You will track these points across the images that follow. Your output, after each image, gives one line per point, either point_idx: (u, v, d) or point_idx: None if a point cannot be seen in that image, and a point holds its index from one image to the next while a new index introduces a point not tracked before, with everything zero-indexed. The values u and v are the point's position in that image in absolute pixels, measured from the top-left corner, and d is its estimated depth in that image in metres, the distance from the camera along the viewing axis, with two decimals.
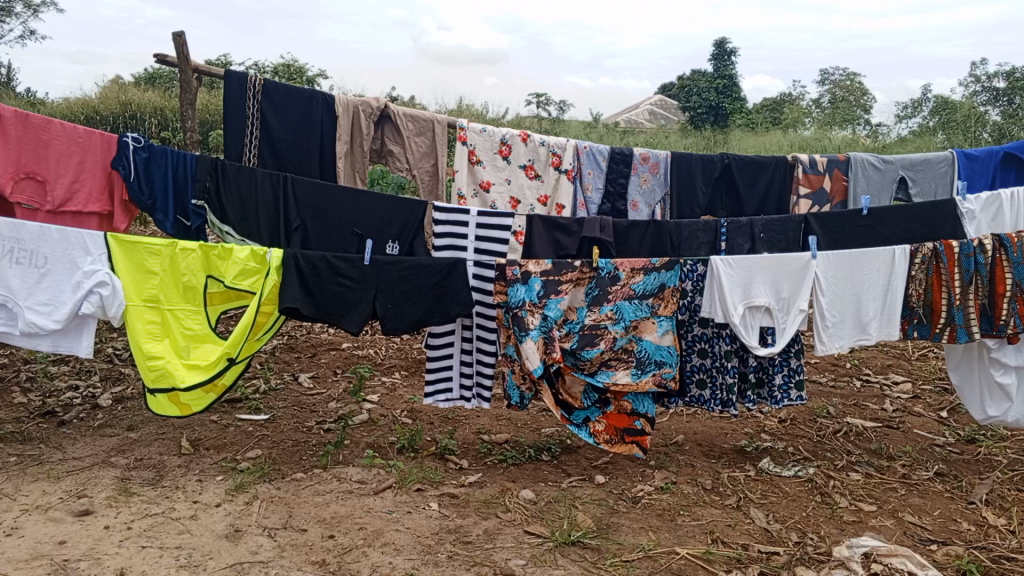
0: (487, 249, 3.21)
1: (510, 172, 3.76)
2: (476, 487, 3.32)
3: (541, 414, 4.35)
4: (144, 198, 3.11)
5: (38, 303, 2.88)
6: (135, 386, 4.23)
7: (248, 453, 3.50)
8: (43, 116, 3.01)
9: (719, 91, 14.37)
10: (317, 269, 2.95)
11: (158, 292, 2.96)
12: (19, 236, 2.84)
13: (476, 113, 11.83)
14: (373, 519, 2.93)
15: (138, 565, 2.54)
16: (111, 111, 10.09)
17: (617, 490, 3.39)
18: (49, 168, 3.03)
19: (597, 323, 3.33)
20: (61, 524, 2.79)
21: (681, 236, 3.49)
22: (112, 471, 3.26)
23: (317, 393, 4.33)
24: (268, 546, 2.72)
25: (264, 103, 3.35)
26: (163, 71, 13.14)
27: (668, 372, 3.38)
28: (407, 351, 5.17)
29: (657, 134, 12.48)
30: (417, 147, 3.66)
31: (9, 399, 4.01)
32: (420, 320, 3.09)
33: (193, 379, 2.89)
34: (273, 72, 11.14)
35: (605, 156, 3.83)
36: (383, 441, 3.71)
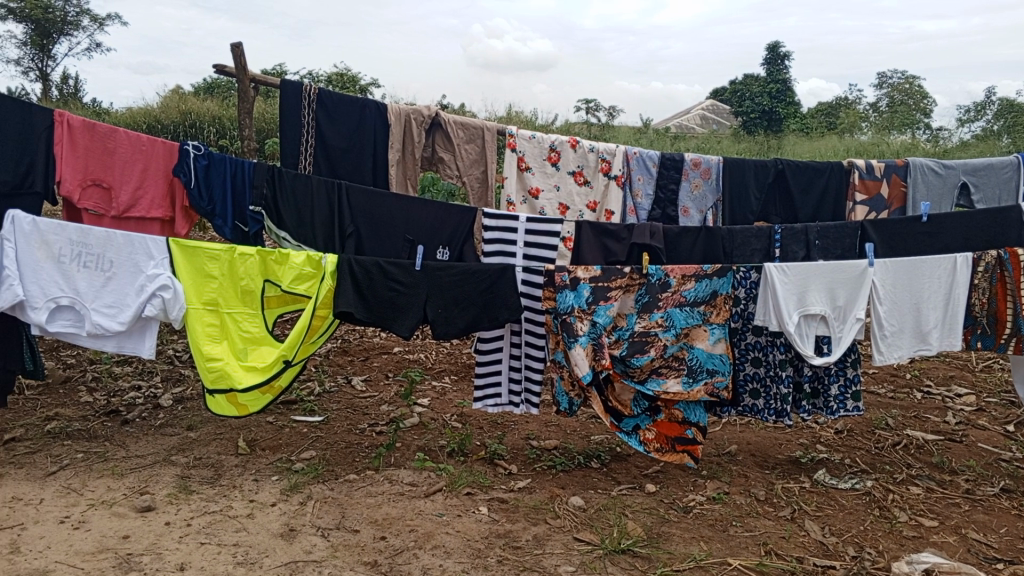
0: (536, 255, 3.21)
1: (559, 178, 3.77)
2: (525, 492, 3.33)
3: (591, 421, 4.33)
4: (204, 204, 3.20)
5: (105, 306, 2.99)
6: (195, 387, 4.35)
7: (303, 454, 3.57)
8: (108, 125, 3.11)
9: (773, 96, 14.15)
10: (370, 274, 2.99)
11: (217, 295, 3.03)
12: (87, 240, 2.96)
13: (526, 120, 11.88)
14: (423, 522, 2.95)
15: (197, 561, 2.60)
16: (173, 121, 10.42)
17: (668, 499, 3.35)
18: (114, 175, 3.14)
19: (647, 330, 3.29)
20: (125, 519, 2.88)
21: (734, 242, 3.44)
22: (173, 469, 3.36)
23: (370, 396, 4.39)
24: (321, 546, 2.77)
25: (318, 111, 3.43)
26: (222, 82, 13.52)
27: (720, 381, 3.35)
28: (457, 357, 5.21)
29: (709, 140, 12.34)
30: (467, 154, 3.69)
31: (76, 398, 4.16)
32: (470, 325, 3.11)
33: (251, 380, 2.96)
34: (327, 81, 11.37)
35: (655, 162, 3.82)
36: (434, 445, 3.74)
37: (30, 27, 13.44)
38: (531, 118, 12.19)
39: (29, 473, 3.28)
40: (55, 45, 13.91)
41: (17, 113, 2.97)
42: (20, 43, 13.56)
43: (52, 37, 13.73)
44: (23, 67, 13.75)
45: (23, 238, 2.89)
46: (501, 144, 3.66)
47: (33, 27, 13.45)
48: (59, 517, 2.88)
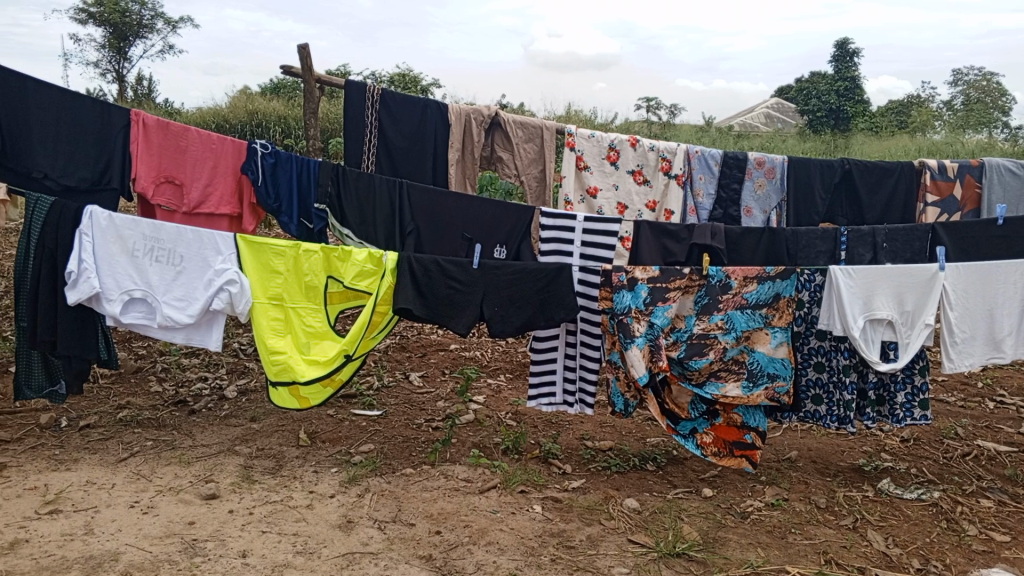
0: (593, 254, 3.19)
1: (618, 177, 3.75)
2: (579, 492, 3.32)
3: (647, 422, 4.29)
4: (271, 202, 3.29)
5: (175, 299, 3.10)
6: (258, 379, 4.46)
7: (361, 447, 3.63)
8: (181, 124, 3.21)
9: (840, 94, 13.78)
10: (429, 272, 3.03)
11: (282, 290, 3.11)
12: (159, 236, 3.08)
13: (585, 119, 11.85)
14: (478, 518, 2.97)
15: (258, 549, 2.68)
16: (240, 119, 10.73)
17: (725, 504, 3.30)
18: (186, 173, 3.25)
19: (707, 332, 3.26)
20: (191, 506, 2.98)
21: (799, 244, 3.35)
22: (236, 459, 3.46)
23: (427, 392, 4.44)
24: (378, 538, 2.81)
25: (381, 111, 3.49)
26: (287, 82, 13.85)
27: (782, 386, 3.28)
28: (512, 355, 5.22)
29: (773, 139, 12.09)
30: (526, 154, 3.69)
31: (146, 388, 4.32)
32: (526, 324, 3.11)
33: (313, 373, 3.03)
34: (389, 82, 11.53)
35: (717, 161, 3.75)
36: (489, 442, 3.76)
37: (108, 31, 13.99)
38: (591, 117, 12.15)
39: (102, 458, 3.42)
40: (131, 47, 14.43)
41: (96, 114, 3.09)
42: (98, 46, 14.11)
43: (128, 39, 14.26)
44: (102, 69, 14.31)
45: (100, 233, 3.03)
46: (560, 143, 3.65)
47: (111, 30, 13.99)
48: (129, 501, 3.00)
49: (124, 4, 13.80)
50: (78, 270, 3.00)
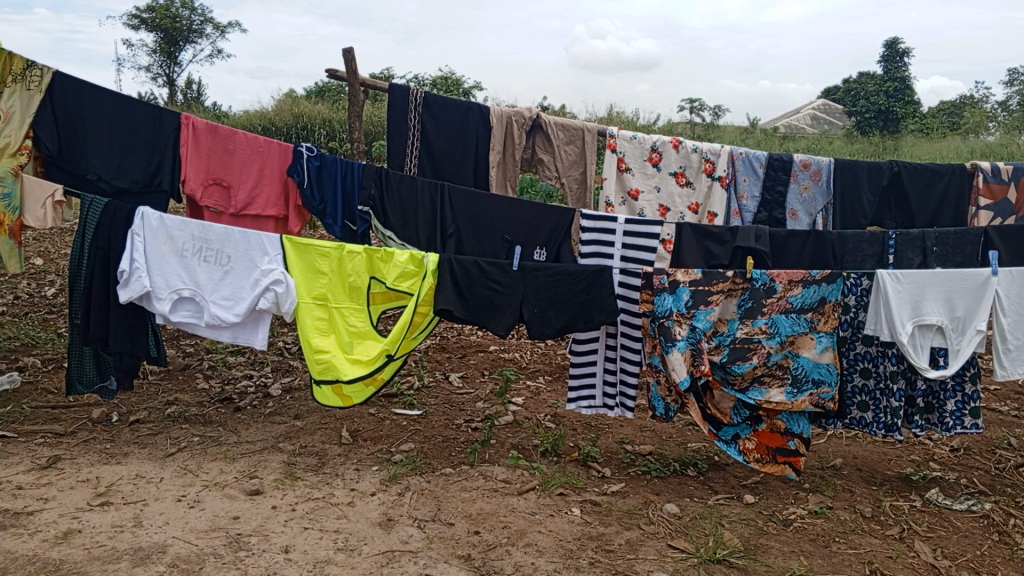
0: (634, 257, 3.17)
1: (660, 179, 3.72)
2: (619, 496, 3.31)
3: (688, 427, 4.25)
4: (316, 204, 3.35)
5: (222, 298, 3.17)
6: (302, 377, 4.53)
7: (402, 446, 3.67)
8: (229, 128, 3.27)
9: (889, 95, 13.48)
10: (470, 273, 3.05)
11: (326, 290, 3.16)
12: (207, 236, 3.15)
13: (628, 120, 11.79)
14: (516, 519, 2.98)
15: (300, 545, 2.72)
16: (286, 123, 10.90)
17: (768, 511, 3.26)
18: (233, 175, 3.32)
19: (750, 337, 3.22)
20: (236, 501, 3.04)
21: (845, 247, 3.30)
22: (280, 456, 3.52)
23: (466, 393, 4.46)
24: (417, 537, 2.84)
25: (424, 115, 3.53)
26: (332, 86, 14.05)
27: (827, 392, 3.23)
28: (552, 357, 5.21)
29: (819, 141, 11.89)
30: (567, 156, 3.69)
31: (194, 385, 4.42)
32: (565, 326, 3.11)
33: (355, 372, 3.05)
34: (431, 85, 11.62)
35: (763, 163, 3.70)
36: (527, 443, 3.77)
37: (159, 36, 14.35)
38: (633, 118, 12.07)
39: (150, 453, 3.51)
40: (181, 52, 14.77)
41: (148, 116, 3.18)
42: (150, 51, 14.47)
43: (179, 44, 14.60)
44: (153, 74, 14.67)
45: (151, 234, 3.13)
46: (601, 144, 3.65)
47: (162, 36, 14.34)
48: (176, 495, 3.07)
49: (175, 10, 14.14)
50: (130, 269, 3.10)
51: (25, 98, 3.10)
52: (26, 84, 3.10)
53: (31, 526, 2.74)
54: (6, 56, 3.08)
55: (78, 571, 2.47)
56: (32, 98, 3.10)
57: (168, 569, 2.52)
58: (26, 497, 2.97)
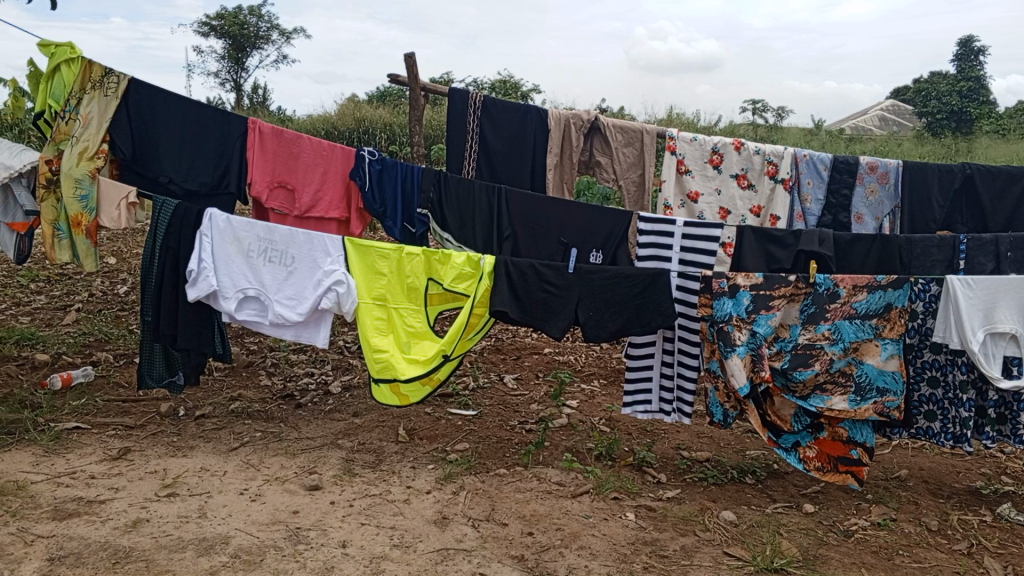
0: (693, 259, 3.12)
1: (720, 181, 3.68)
2: (674, 502, 3.27)
3: (747, 434, 4.17)
4: (377, 207, 3.42)
5: (286, 298, 3.25)
6: (361, 376, 4.61)
7: (456, 446, 3.70)
8: (294, 132, 3.36)
9: (962, 95, 13.02)
10: (526, 276, 3.06)
11: (386, 291, 3.21)
12: (273, 238, 3.23)
13: (688, 122, 11.66)
14: (570, 521, 2.98)
15: (357, 540, 2.77)
16: (348, 127, 11.10)
17: (828, 521, 3.18)
18: (298, 178, 3.40)
19: (812, 343, 3.15)
20: (296, 496, 3.12)
21: (913, 251, 3.21)
22: (339, 452, 3.59)
23: (521, 394, 4.47)
24: (471, 535, 2.86)
25: (483, 118, 3.56)
26: (393, 91, 14.29)
27: (892, 401, 3.14)
28: (608, 360, 5.18)
29: (887, 142, 11.58)
30: (625, 158, 3.67)
31: (257, 381, 4.55)
32: (622, 329, 3.09)
33: (412, 371, 3.08)
34: (490, 88, 11.71)
35: (827, 165, 3.62)
36: (582, 446, 3.76)
37: (228, 43, 14.81)
38: (694, 120, 11.94)
39: (215, 447, 3.62)
40: (249, 58, 15.20)
41: (217, 121, 3.29)
42: (218, 57, 14.92)
43: (246, 50, 15.02)
44: (221, 79, 15.13)
45: (219, 235, 3.22)
46: (661, 146, 3.62)
47: (230, 42, 14.79)
48: (239, 488, 3.16)
49: (243, 17, 14.56)
50: (198, 269, 3.19)
51: (102, 104, 3.24)
52: (104, 90, 3.24)
53: (103, 514, 2.86)
54: (86, 64, 3.24)
55: (146, 558, 2.56)
56: (109, 104, 3.23)
57: (230, 559, 2.59)
58: (99, 486, 3.10)
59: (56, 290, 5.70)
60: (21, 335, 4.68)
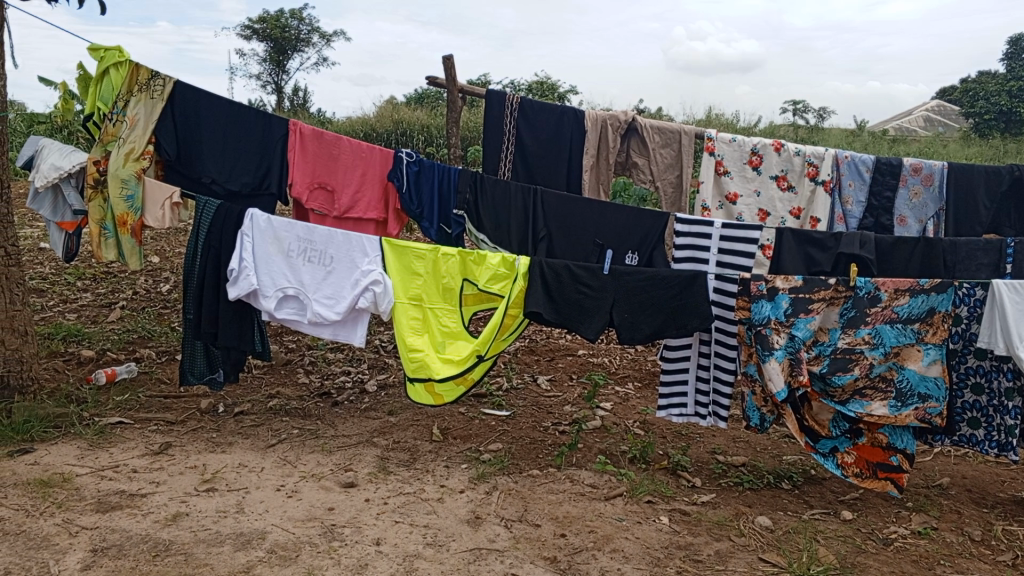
0: (731, 262, 3.09)
1: (760, 183, 3.63)
2: (709, 507, 3.24)
3: (784, 439, 4.11)
4: (414, 207, 3.46)
5: (324, 297, 3.29)
6: (396, 375, 4.64)
7: (490, 446, 3.72)
8: (334, 134, 3.41)
9: (1013, 94, 12.62)
10: (561, 277, 3.06)
11: (421, 291, 3.23)
12: (312, 238, 3.28)
13: (727, 122, 11.54)
14: (603, 524, 2.97)
15: (391, 538, 2.79)
16: (385, 128, 11.20)
17: (867, 529, 3.12)
18: (337, 179, 3.45)
19: (852, 347, 3.09)
20: (331, 493, 3.16)
21: (957, 254, 3.14)
22: (374, 450, 3.63)
23: (555, 396, 4.46)
24: (504, 536, 2.87)
25: (519, 119, 3.57)
26: (430, 92, 14.40)
27: (934, 407, 3.07)
28: (643, 362, 5.14)
29: (934, 143, 11.33)
30: (662, 159, 3.66)
31: (295, 379, 4.61)
32: (657, 332, 3.08)
33: (447, 371, 3.10)
34: (527, 90, 11.73)
35: (869, 167, 3.56)
36: (616, 449, 3.74)
37: (269, 46, 15.05)
38: (732, 121, 11.81)
39: (253, 443, 3.68)
40: (289, 61, 15.42)
41: (259, 123, 3.35)
42: (260, 60, 15.16)
43: (287, 53, 15.23)
44: (263, 82, 15.37)
45: (260, 234, 3.27)
46: (698, 147, 3.58)
47: (272, 45, 15.03)
48: (276, 484, 3.21)
49: (284, 21, 14.77)
50: (239, 269, 3.23)
51: (148, 106, 3.30)
52: (150, 93, 3.31)
53: (144, 507, 2.93)
54: (133, 67, 3.31)
55: (186, 551, 2.62)
56: (155, 106, 3.30)
57: (267, 554, 2.64)
58: (141, 479, 3.17)
59: (102, 288, 5.84)
60: (68, 331, 4.81)
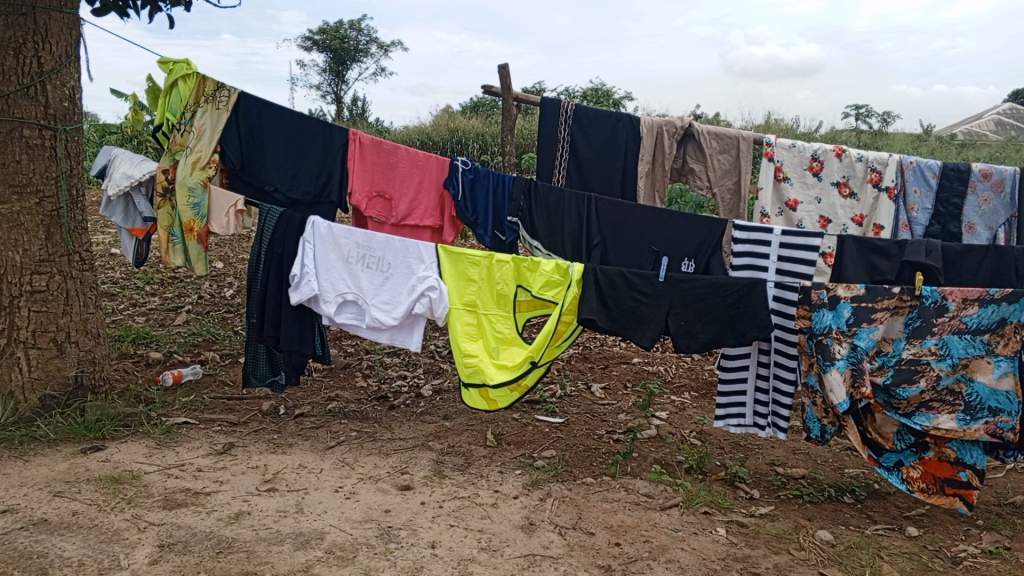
0: (791, 270, 3.02)
1: (821, 189, 3.57)
2: (767, 519, 3.18)
3: (845, 452, 4.01)
4: (469, 215, 3.52)
5: (382, 302, 3.34)
6: (451, 380, 4.68)
7: (544, 452, 3.72)
8: (392, 143, 3.48)
9: None
10: (615, 284, 3.05)
11: (476, 297, 3.26)
12: (370, 244, 3.34)
13: (786, 128, 11.34)
14: (658, 534, 2.95)
15: (446, 541, 2.82)
16: (441, 137, 11.34)
17: (934, 546, 3.02)
18: (395, 187, 3.53)
19: (917, 358, 3.00)
20: (388, 495, 3.20)
21: None
22: (429, 454, 3.67)
23: (609, 404, 4.44)
24: (558, 543, 2.86)
25: (574, 127, 3.59)
26: (486, 101, 14.51)
27: (1005, 421, 2.96)
28: (699, 371, 5.07)
29: (1004, 148, 10.93)
30: (720, 165, 3.62)
31: (353, 382, 4.69)
32: (713, 340, 3.04)
33: (501, 377, 3.12)
34: (582, 97, 11.73)
35: (935, 173, 3.47)
36: (671, 459, 3.71)
37: (329, 57, 15.38)
38: (792, 126, 11.59)
39: (313, 445, 3.76)
40: (348, 71, 15.72)
41: (319, 132, 3.43)
42: (320, 70, 15.53)
43: (346, 64, 15.54)
44: (323, 92, 15.69)
45: (320, 241, 3.35)
46: (757, 152, 3.54)
47: (332, 56, 15.35)
48: (334, 486, 3.27)
49: (343, 32, 15.09)
50: (300, 274, 3.31)
51: (214, 116, 3.41)
52: (216, 104, 3.41)
53: (208, 505, 3.02)
54: (200, 79, 3.41)
55: (248, 549, 2.69)
56: (220, 116, 3.40)
57: (325, 554, 2.69)
58: (205, 478, 3.27)
59: (169, 293, 6.04)
60: (137, 334, 4.99)
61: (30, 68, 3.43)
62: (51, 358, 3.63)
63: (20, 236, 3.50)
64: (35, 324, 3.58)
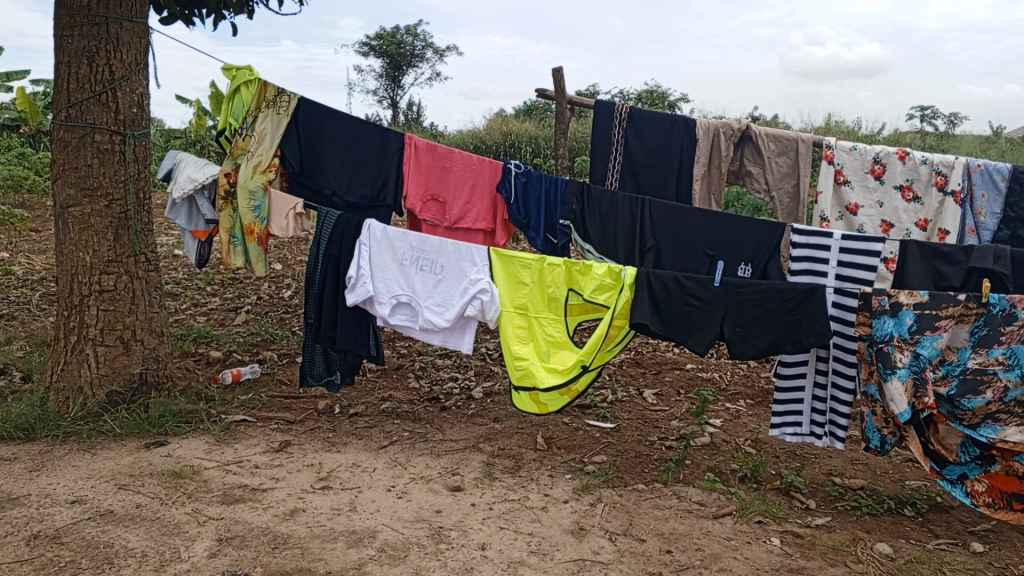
0: (852, 276, 2.95)
1: (883, 193, 3.47)
2: (824, 530, 3.11)
3: (906, 463, 3.89)
4: (521, 217, 3.54)
5: (434, 304, 3.37)
6: (502, 383, 4.70)
7: (595, 457, 3.70)
8: (446, 147, 3.53)
9: None
10: (668, 288, 3.02)
11: (527, 300, 3.27)
12: (425, 247, 3.38)
13: (847, 130, 11.07)
14: (711, 542, 2.91)
15: (496, 544, 2.83)
16: (495, 141, 11.41)
17: (1000, 563, 2.91)
18: (449, 191, 3.57)
19: (984, 368, 2.91)
20: (439, 496, 3.23)
21: None
22: (480, 456, 3.69)
23: (661, 410, 4.39)
24: (608, 549, 2.85)
25: (628, 129, 3.57)
26: (539, 104, 14.53)
27: None
28: (754, 379, 4.99)
29: None
30: (778, 168, 3.56)
31: (405, 383, 4.74)
32: (771, 346, 2.98)
33: (552, 380, 3.13)
34: (636, 99, 11.64)
35: (1005, 176, 3.35)
36: (725, 467, 3.65)
37: (386, 62, 15.60)
38: (853, 128, 11.31)
39: (366, 444, 3.81)
40: (404, 76, 15.93)
41: (376, 137, 3.49)
42: (377, 75, 15.78)
43: (402, 69, 15.75)
44: (379, 96, 15.94)
45: (375, 244, 3.40)
46: (817, 156, 3.47)
47: (388, 61, 15.58)
48: (386, 485, 3.31)
49: (400, 37, 15.29)
50: (356, 276, 3.36)
51: (274, 121, 3.49)
52: (276, 109, 3.49)
53: (265, 501, 3.09)
54: (262, 86, 3.51)
55: (302, 546, 2.74)
56: (280, 121, 3.48)
57: (377, 553, 2.72)
58: (262, 475, 3.35)
59: (229, 293, 6.21)
60: (199, 333, 5.14)
61: (102, 76, 3.57)
62: (118, 355, 3.76)
63: (91, 237, 3.65)
64: (103, 322, 3.72)
